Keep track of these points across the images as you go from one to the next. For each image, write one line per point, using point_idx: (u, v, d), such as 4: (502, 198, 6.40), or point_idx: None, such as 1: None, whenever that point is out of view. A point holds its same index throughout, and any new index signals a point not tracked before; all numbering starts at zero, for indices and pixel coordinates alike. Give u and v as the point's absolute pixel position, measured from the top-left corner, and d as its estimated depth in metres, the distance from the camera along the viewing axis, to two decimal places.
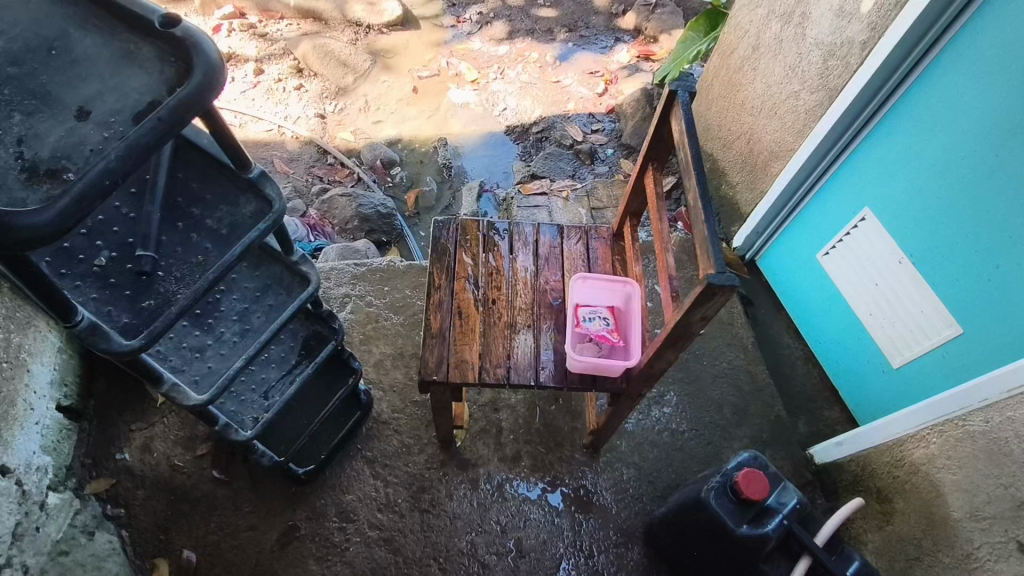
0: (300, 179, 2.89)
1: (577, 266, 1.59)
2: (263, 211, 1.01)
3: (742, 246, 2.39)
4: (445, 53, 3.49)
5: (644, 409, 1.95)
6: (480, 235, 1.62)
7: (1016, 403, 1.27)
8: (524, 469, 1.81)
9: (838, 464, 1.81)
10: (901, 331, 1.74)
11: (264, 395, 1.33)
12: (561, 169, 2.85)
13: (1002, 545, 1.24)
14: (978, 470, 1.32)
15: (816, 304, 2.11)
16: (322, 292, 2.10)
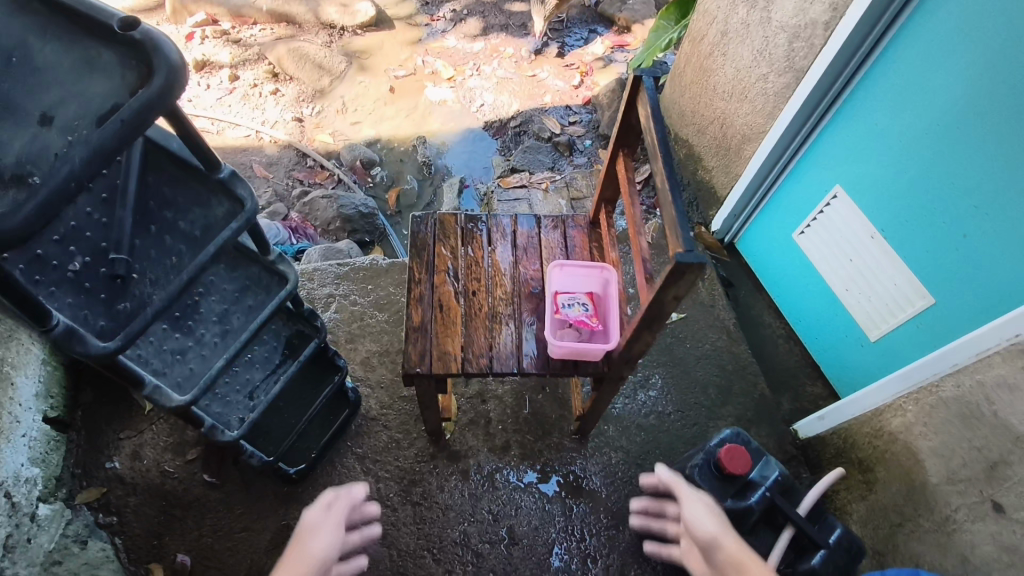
0: (280, 182, 2.89)
1: (555, 254, 1.61)
2: (235, 212, 1.03)
3: (720, 230, 2.42)
4: (421, 52, 3.49)
5: (630, 392, 1.98)
6: (459, 229, 1.63)
7: (985, 367, 1.31)
8: (513, 458, 1.83)
9: (820, 438, 1.84)
10: (877, 306, 1.78)
11: (249, 395, 1.34)
12: (540, 162, 2.88)
13: (978, 505, 1.28)
14: (952, 434, 1.36)
15: (794, 284, 2.14)
16: (307, 293, 2.11)
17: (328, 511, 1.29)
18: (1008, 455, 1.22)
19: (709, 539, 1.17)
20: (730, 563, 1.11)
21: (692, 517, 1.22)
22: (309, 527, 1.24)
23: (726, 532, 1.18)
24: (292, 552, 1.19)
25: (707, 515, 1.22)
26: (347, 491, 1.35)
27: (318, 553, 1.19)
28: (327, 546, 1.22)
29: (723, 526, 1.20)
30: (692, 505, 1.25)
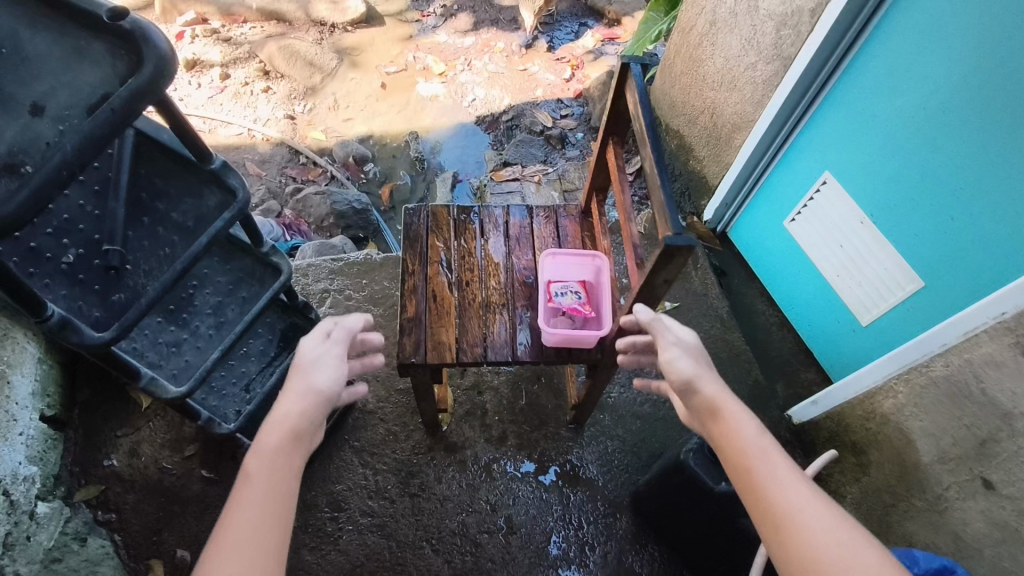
0: (273, 180, 2.89)
1: (547, 243, 1.62)
2: (227, 202, 1.04)
3: (712, 219, 2.44)
4: (412, 47, 3.49)
5: (625, 381, 2.00)
6: (451, 220, 1.64)
7: (972, 346, 1.32)
8: (510, 448, 1.85)
9: (814, 422, 1.86)
10: (868, 291, 1.79)
11: (245, 388, 1.35)
12: (533, 155, 2.91)
13: (969, 483, 1.33)
14: (942, 414, 1.40)
15: (786, 272, 2.16)
16: (301, 289, 2.11)
17: (327, 342, 1.17)
18: (996, 433, 1.27)
19: (687, 379, 1.06)
20: (705, 407, 1.04)
21: (668, 358, 1.09)
22: (309, 356, 1.12)
23: (704, 371, 1.08)
24: (290, 385, 1.09)
25: (683, 354, 1.09)
26: (346, 321, 1.22)
27: (315, 382, 1.09)
28: (333, 379, 1.11)
29: (700, 364, 1.10)
30: (665, 347, 1.12)
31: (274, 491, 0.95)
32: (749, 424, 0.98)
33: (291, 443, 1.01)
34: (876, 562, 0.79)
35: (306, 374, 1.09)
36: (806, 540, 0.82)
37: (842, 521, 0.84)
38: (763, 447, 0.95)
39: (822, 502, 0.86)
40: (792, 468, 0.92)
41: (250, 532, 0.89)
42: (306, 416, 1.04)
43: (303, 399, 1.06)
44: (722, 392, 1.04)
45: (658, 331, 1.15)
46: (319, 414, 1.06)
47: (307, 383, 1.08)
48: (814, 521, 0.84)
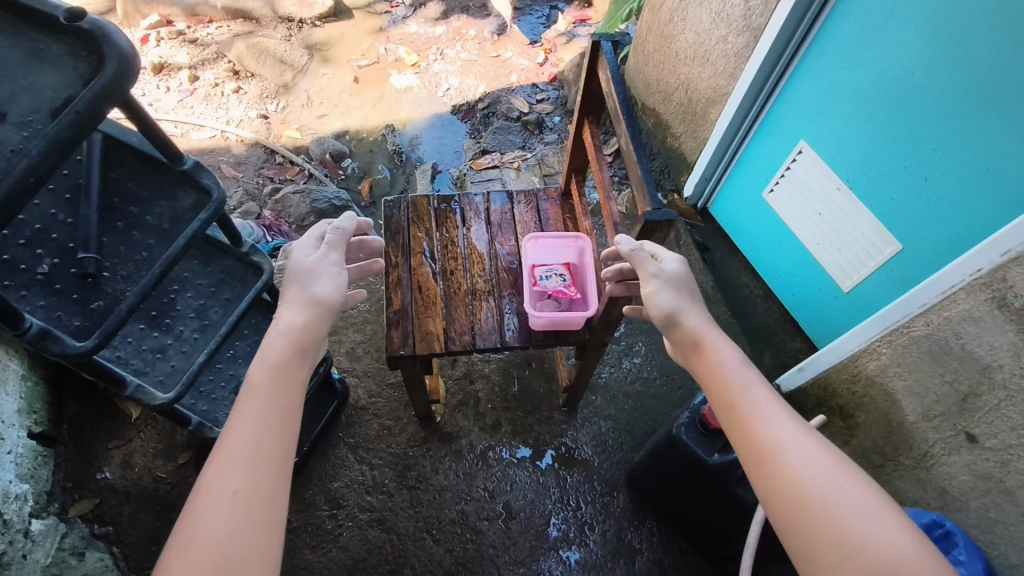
0: (250, 181, 2.83)
1: (529, 228, 1.62)
2: (203, 202, 1.04)
3: (692, 195, 2.45)
4: (383, 39, 3.45)
5: (615, 361, 2.03)
6: (432, 210, 1.63)
7: (951, 303, 1.35)
8: (505, 435, 1.86)
9: (801, 389, 1.90)
10: (848, 256, 1.81)
11: (234, 390, 1.34)
12: (511, 142, 2.91)
13: (953, 438, 1.37)
14: (925, 372, 1.43)
15: (767, 243, 2.18)
16: None
17: (323, 248, 1.17)
18: (977, 387, 1.30)
19: (670, 312, 1.04)
20: (689, 341, 1.02)
21: (649, 290, 1.07)
22: (304, 264, 1.13)
23: (685, 302, 1.06)
24: (287, 293, 1.10)
25: (664, 286, 1.06)
26: (340, 224, 1.22)
27: (311, 294, 1.09)
28: (334, 286, 1.12)
29: (683, 293, 1.07)
30: (645, 280, 1.07)
31: (274, 404, 0.94)
32: (733, 356, 0.98)
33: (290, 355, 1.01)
34: (860, 492, 0.78)
35: (302, 282, 1.10)
36: (790, 472, 0.81)
37: (826, 452, 0.83)
38: (747, 380, 0.94)
39: (806, 434, 0.85)
40: (776, 402, 0.91)
41: (249, 443, 0.88)
42: (303, 330, 1.04)
43: (300, 312, 1.06)
44: (706, 323, 1.03)
45: (639, 261, 1.08)
46: (320, 322, 1.07)
47: (305, 291, 1.09)
48: (798, 453, 0.83)
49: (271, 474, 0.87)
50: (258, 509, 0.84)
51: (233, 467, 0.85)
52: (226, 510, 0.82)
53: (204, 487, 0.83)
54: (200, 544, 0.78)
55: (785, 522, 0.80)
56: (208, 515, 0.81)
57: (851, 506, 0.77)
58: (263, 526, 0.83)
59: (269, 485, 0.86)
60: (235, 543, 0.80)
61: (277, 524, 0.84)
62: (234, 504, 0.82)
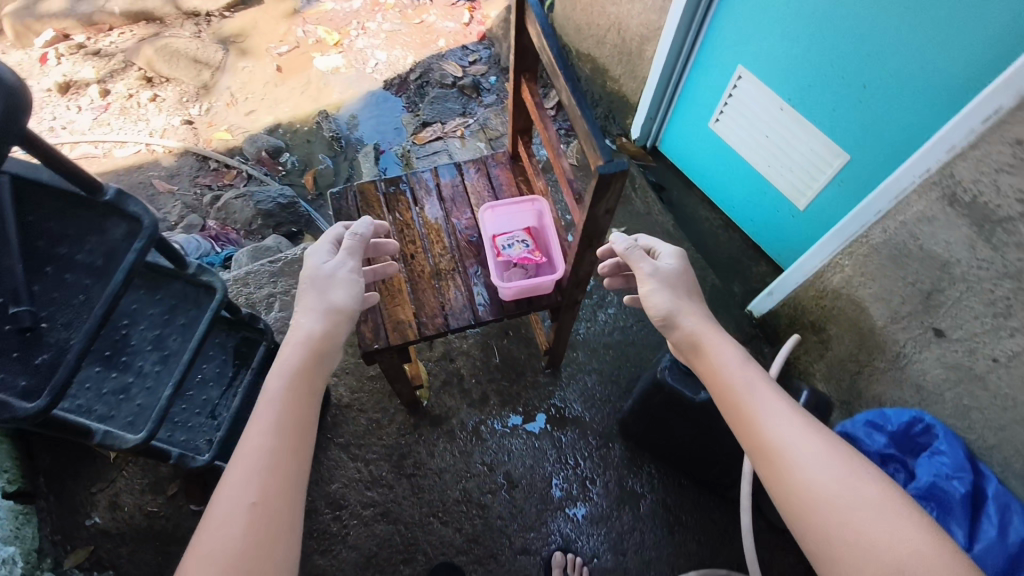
0: (187, 193, 2.70)
1: (484, 197, 1.58)
2: (135, 231, 0.98)
3: (640, 136, 2.43)
4: (299, 21, 3.29)
5: (590, 315, 2.05)
6: (381, 196, 1.57)
7: (904, 207, 1.36)
8: (493, 407, 1.87)
9: (773, 311, 1.94)
10: (800, 174, 1.84)
11: (211, 414, 1.29)
12: (451, 109, 2.85)
13: (922, 335, 1.42)
14: (888, 277, 1.47)
15: (720, 174, 2.19)
16: (245, 299, 2.03)
17: (340, 254, 1.19)
18: (939, 283, 1.33)
19: (666, 315, 1.09)
20: (688, 343, 1.06)
21: (646, 291, 1.12)
22: (325, 270, 1.15)
23: (682, 302, 1.10)
24: (304, 298, 1.11)
25: (660, 287, 1.11)
26: (358, 227, 1.24)
27: (329, 302, 1.11)
28: (350, 295, 1.14)
29: (679, 293, 1.12)
30: (643, 280, 1.13)
31: (288, 417, 0.94)
32: (730, 355, 1.00)
33: (307, 365, 1.02)
34: (870, 489, 0.77)
35: (321, 288, 1.12)
36: (799, 469, 0.81)
37: (834, 447, 0.83)
38: (747, 375, 0.96)
39: (811, 430, 0.86)
40: (777, 396, 0.92)
41: (265, 453, 0.88)
42: (320, 339, 1.06)
43: (321, 320, 1.08)
44: (701, 323, 1.07)
45: (634, 260, 1.15)
46: (339, 330, 1.09)
47: (324, 299, 1.11)
48: (805, 448, 0.83)
49: (286, 486, 0.87)
50: (271, 522, 0.83)
51: (247, 476, 0.85)
52: (243, 523, 0.81)
53: (220, 498, 0.83)
54: (216, 560, 0.77)
55: (798, 521, 0.79)
56: (224, 524, 0.80)
57: (860, 500, 0.76)
58: (274, 541, 0.82)
59: (283, 497, 0.86)
60: (247, 557, 0.79)
61: (291, 540, 0.83)
62: (247, 515, 0.82)
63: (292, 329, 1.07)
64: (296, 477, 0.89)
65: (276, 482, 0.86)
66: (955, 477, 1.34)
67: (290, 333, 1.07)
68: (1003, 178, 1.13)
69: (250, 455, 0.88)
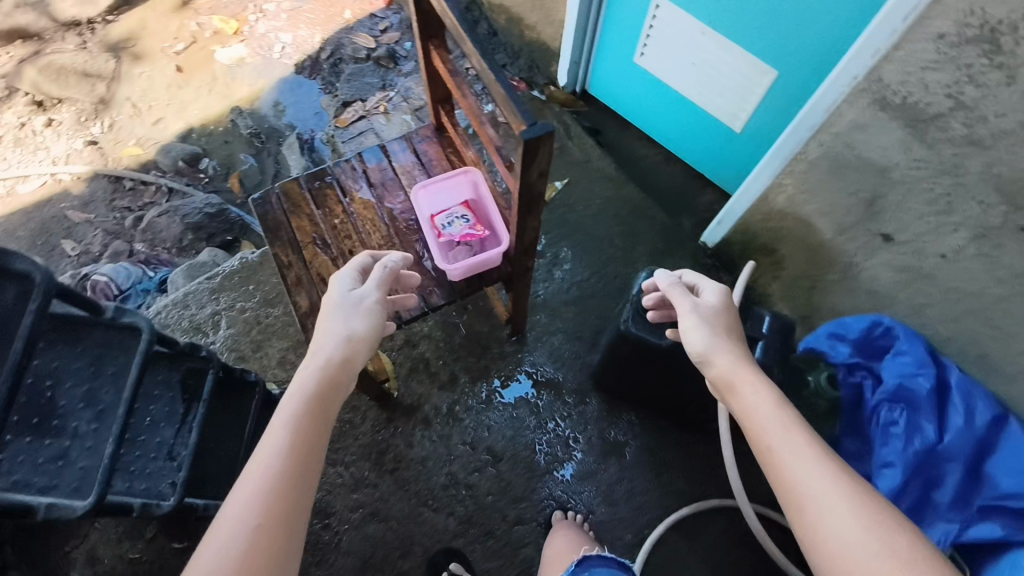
0: (107, 219, 2.53)
1: (415, 175, 1.50)
2: (27, 289, 0.91)
3: (568, 82, 2.35)
4: (191, 14, 3.05)
5: (547, 275, 2.02)
6: (306, 193, 1.47)
7: (837, 119, 1.33)
8: (465, 385, 1.85)
9: (724, 240, 1.94)
10: (732, 98, 1.81)
11: (169, 456, 1.22)
12: (370, 85, 2.72)
13: (870, 243, 1.43)
14: (831, 190, 1.46)
15: (654, 108, 2.15)
16: (189, 322, 1.94)
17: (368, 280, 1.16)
18: (880, 189, 1.33)
19: (702, 353, 1.03)
20: (722, 386, 1.00)
21: (687, 326, 1.07)
22: (354, 297, 1.13)
23: (720, 341, 1.04)
24: (326, 321, 1.09)
25: (698, 324, 1.06)
26: (390, 258, 1.21)
27: (351, 331, 1.09)
28: (370, 324, 1.11)
29: (718, 331, 1.06)
30: (683, 316, 1.09)
31: (298, 441, 0.94)
32: (767, 399, 0.94)
33: (322, 393, 1.01)
34: (903, 548, 0.75)
35: (344, 315, 1.10)
36: (828, 528, 0.79)
37: (868, 502, 0.80)
38: (787, 422, 0.91)
39: (843, 480, 0.83)
40: (816, 448, 0.87)
41: (271, 477, 0.89)
42: (337, 363, 1.04)
43: (343, 345, 1.07)
44: (734, 361, 1.01)
45: (675, 297, 1.12)
46: (358, 355, 1.08)
47: (351, 327, 1.09)
48: (835, 503, 0.80)
49: (289, 513, 0.87)
50: (269, 550, 0.83)
51: (251, 500, 0.86)
52: (243, 541, 0.82)
53: (227, 514, 0.84)
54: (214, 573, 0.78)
55: None
56: (223, 545, 0.81)
57: (890, 561, 0.74)
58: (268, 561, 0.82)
59: (281, 527, 0.85)
60: None
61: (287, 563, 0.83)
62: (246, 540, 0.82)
63: (312, 351, 1.06)
64: (298, 504, 0.89)
65: (280, 508, 0.86)
66: (919, 374, 1.38)
67: (311, 354, 1.06)
68: (928, 75, 1.11)
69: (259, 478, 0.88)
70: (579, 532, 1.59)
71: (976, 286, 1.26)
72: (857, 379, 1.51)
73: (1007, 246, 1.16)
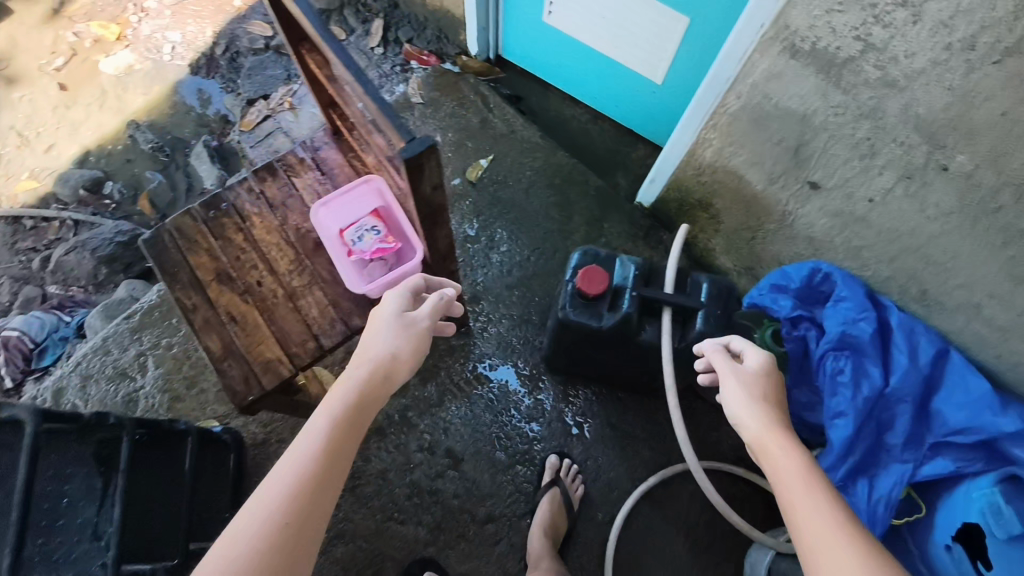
0: (11, 264, 2.34)
1: (317, 187, 1.38)
2: None
3: (479, 50, 2.20)
4: (66, 22, 2.78)
5: (485, 260, 1.94)
6: (200, 225, 1.35)
7: (751, 69, 1.26)
8: (416, 389, 1.79)
9: (660, 198, 1.88)
10: (648, 49, 1.73)
11: (94, 535, 1.15)
12: (273, 77, 2.54)
13: (801, 191, 1.38)
14: (755, 142, 1.39)
15: (572, 67, 2.04)
16: (113, 368, 1.82)
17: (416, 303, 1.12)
18: (803, 138, 1.27)
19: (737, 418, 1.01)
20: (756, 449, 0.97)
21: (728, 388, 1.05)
22: (406, 316, 1.09)
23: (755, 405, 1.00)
24: (376, 330, 1.06)
25: (739, 391, 1.03)
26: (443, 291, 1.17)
27: (397, 350, 1.04)
28: (415, 347, 1.07)
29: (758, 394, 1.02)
30: (726, 380, 1.06)
31: (332, 446, 0.90)
32: (795, 468, 0.90)
33: (362, 404, 0.97)
34: None
35: (394, 333, 1.06)
36: None
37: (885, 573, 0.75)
38: (814, 489, 0.87)
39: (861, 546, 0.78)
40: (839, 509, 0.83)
41: (298, 477, 0.86)
42: (380, 374, 1.01)
43: (390, 357, 1.03)
44: (765, 428, 0.97)
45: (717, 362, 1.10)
46: (398, 374, 1.04)
47: (401, 346, 1.05)
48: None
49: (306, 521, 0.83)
50: (278, 556, 0.79)
51: (276, 498, 0.83)
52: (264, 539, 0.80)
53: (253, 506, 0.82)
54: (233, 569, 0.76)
55: None
56: (237, 540, 0.79)
57: None
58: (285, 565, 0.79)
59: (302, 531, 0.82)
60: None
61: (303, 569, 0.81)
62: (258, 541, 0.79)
63: (358, 356, 1.03)
64: (319, 511, 0.85)
65: (299, 513, 0.83)
66: (861, 319, 1.36)
67: (358, 358, 1.04)
68: (835, 18, 1.04)
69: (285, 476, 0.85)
70: (561, 487, 1.66)
71: (908, 226, 1.21)
72: (801, 332, 1.45)
73: (934, 184, 1.11)
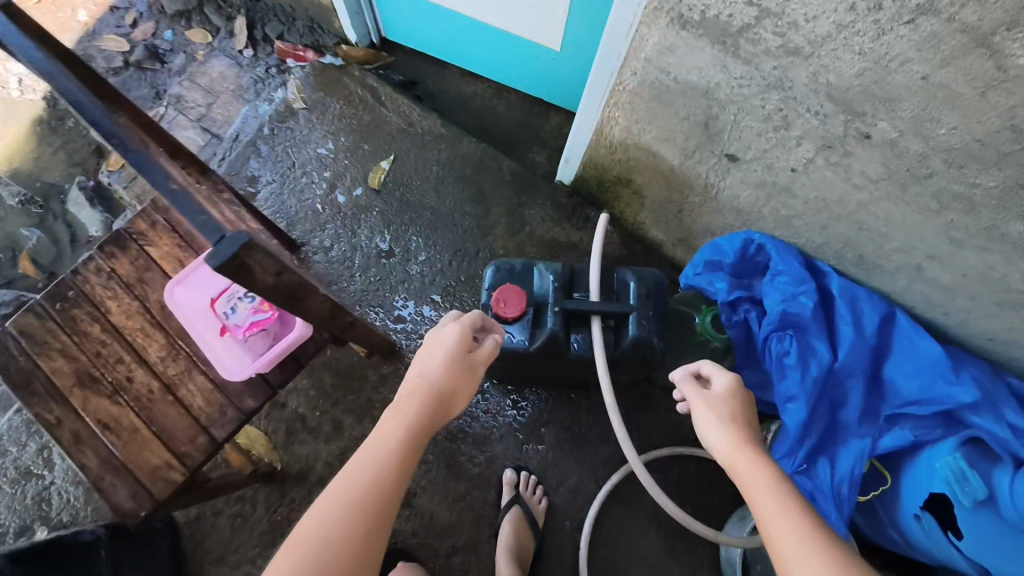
0: None
1: (179, 255, 1.21)
2: None
3: (359, 37, 1.98)
4: None
5: (404, 274, 1.77)
6: (46, 324, 1.15)
7: (642, 43, 1.10)
8: (352, 429, 1.65)
9: (579, 176, 1.72)
10: (537, 15, 1.57)
11: None
12: None
13: (719, 163, 1.24)
14: (661, 118, 1.24)
15: (462, 42, 1.85)
16: (15, 469, 1.64)
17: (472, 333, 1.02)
18: (710, 112, 1.12)
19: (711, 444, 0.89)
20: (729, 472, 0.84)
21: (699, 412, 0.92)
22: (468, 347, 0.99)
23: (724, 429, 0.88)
24: (441, 353, 0.96)
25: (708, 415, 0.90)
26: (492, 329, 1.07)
27: (455, 382, 0.95)
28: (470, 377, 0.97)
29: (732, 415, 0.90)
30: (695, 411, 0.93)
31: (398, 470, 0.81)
32: (763, 484, 0.79)
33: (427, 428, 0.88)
34: None
35: (456, 360, 0.96)
36: None
37: None
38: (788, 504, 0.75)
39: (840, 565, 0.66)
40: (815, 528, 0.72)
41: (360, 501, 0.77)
42: (442, 403, 0.92)
43: (449, 382, 0.94)
44: (733, 445, 0.86)
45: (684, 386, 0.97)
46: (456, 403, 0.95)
47: (461, 378, 0.96)
48: None
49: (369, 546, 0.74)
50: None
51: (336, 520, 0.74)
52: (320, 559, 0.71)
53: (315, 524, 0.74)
54: None
55: None
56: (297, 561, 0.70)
57: None
58: None
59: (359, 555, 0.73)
60: None
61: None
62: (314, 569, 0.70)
63: (419, 377, 0.93)
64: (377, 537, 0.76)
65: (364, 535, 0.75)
66: (800, 294, 1.26)
67: (419, 379, 0.93)
68: None
69: (351, 494, 0.77)
70: (523, 503, 1.55)
71: (835, 194, 1.09)
72: (741, 315, 1.35)
73: (856, 153, 0.98)
